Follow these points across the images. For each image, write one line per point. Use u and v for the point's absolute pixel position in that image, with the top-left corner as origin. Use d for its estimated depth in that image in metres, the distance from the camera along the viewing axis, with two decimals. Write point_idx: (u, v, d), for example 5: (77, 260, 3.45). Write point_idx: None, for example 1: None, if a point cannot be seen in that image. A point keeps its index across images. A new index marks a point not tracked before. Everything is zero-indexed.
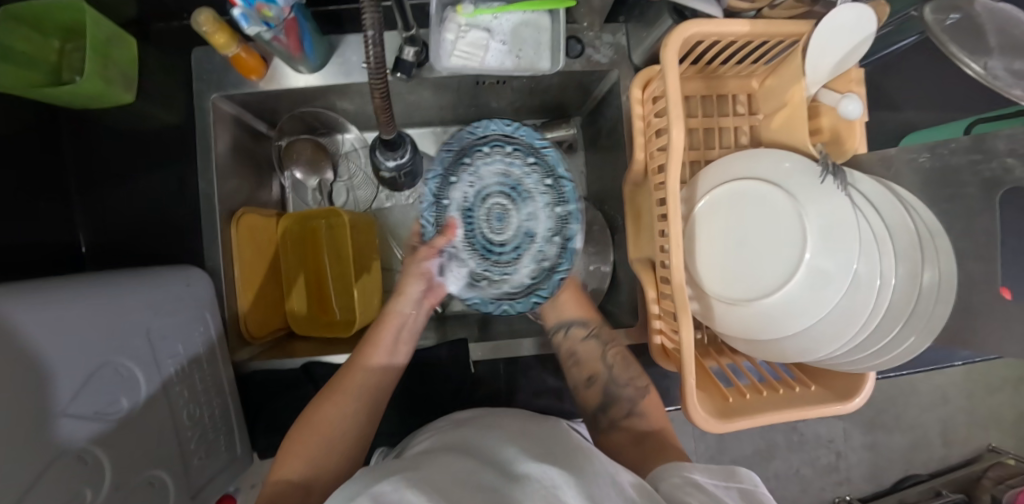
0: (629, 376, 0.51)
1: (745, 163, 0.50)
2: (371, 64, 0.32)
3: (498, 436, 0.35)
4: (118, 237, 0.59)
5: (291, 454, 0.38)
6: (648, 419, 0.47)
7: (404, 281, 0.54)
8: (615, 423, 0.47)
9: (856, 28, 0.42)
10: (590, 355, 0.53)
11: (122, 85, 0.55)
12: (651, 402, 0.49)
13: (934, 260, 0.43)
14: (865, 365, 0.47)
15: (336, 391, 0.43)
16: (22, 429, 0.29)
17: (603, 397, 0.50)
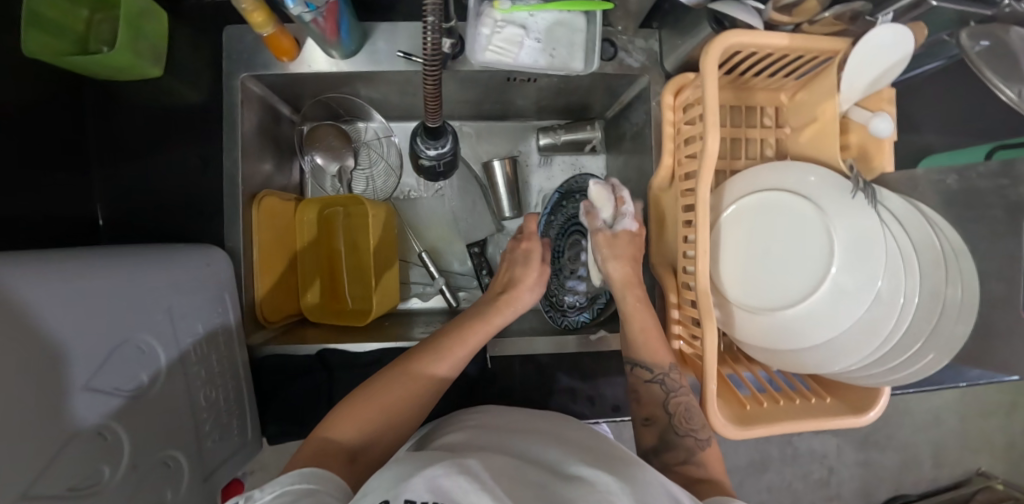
0: (692, 427, 0.47)
1: (774, 174, 0.51)
2: (426, 52, 0.33)
3: (532, 441, 0.36)
4: (136, 212, 0.58)
5: (350, 415, 0.39)
6: (706, 468, 0.45)
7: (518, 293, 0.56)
8: (670, 468, 0.46)
9: (892, 48, 0.43)
10: (651, 398, 0.50)
11: (150, 58, 0.55)
12: (711, 451, 0.47)
13: (958, 279, 0.43)
14: (881, 380, 0.47)
15: (409, 370, 0.44)
16: (50, 398, 0.28)
17: (659, 441, 0.48)
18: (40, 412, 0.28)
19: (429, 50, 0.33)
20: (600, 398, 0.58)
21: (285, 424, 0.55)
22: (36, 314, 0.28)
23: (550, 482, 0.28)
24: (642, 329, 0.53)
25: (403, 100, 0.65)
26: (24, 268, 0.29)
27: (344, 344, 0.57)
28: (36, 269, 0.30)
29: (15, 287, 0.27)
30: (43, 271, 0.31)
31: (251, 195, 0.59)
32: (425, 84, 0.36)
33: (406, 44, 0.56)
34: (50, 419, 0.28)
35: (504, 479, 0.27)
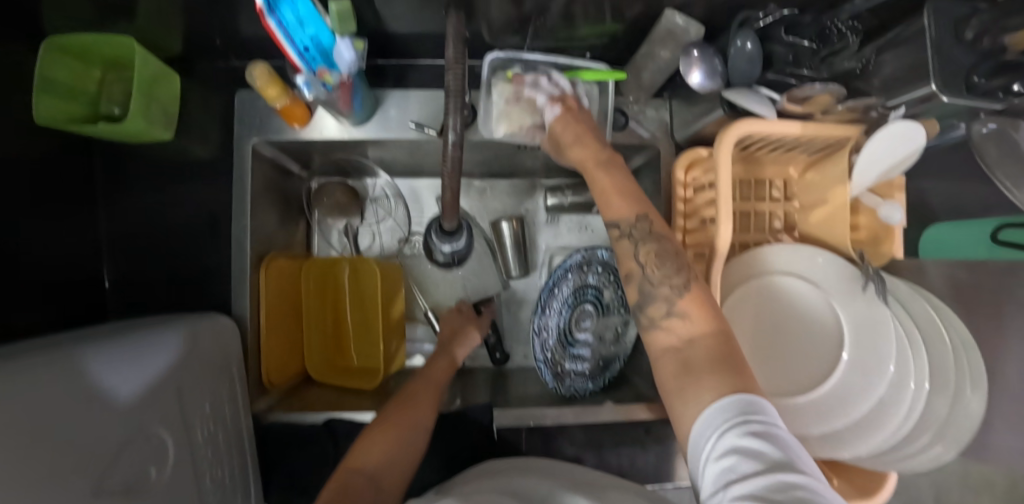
0: (666, 274, 0.41)
1: (784, 256, 0.51)
2: (446, 158, 0.36)
3: (541, 487, 0.37)
4: (143, 274, 0.58)
5: (364, 449, 0.40)
6: (690, 321, 0.38)
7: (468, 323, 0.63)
8: (655, 323, 0.40)
9: (905, 144, 0.44)
10: (624, 253, 0.43)
11: (161, 122, 0.54)
12: (694, 300, 0.39)
13: (969, 375, 0.43)
14: (891, 467, 0.47)
15: (410, 402, 0.48)
16: None
17: (639, 295, 0.42)
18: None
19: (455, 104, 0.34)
20: (607, 468, 0.58)
21: (290, 494, 0.55)
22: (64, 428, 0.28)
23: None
24: (604, 182, 0.45)
25: (412, 159, 0.65)
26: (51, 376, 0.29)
27: (350, 412, 0.57)
28: (61, 378, 0.30)
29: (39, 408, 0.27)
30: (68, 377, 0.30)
31: (259, 257, 0.59)
32: (445, 189, 0.38)
33: (418, 114, 0.56)
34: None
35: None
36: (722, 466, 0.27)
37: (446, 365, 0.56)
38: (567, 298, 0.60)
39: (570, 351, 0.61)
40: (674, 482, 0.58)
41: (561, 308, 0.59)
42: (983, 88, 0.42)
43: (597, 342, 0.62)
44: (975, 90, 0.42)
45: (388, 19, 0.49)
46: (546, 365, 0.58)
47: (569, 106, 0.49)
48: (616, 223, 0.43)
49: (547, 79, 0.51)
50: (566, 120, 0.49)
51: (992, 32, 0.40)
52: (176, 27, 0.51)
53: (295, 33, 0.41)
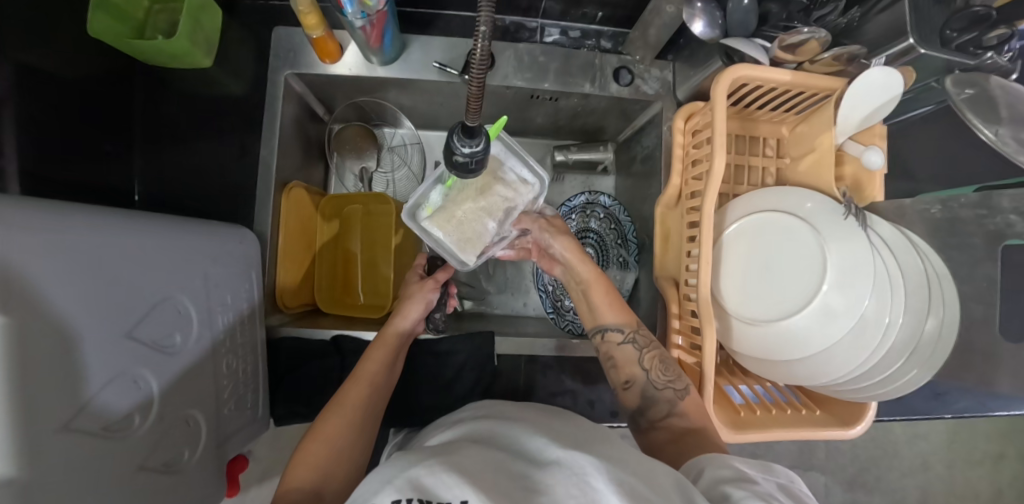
0: (669, 378, 0.50)
1: (776, 197, 0.55)
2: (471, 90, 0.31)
3: (523, 431, 0.41)
4: (169, 189, 0.61)
5: (301, 464, 0.41)
6: (688, 418, 0.47)
7: (406, 303, 0.56)
8: (656, 424, 0.48)
9: (886, 87, 0.48)
10: (627, 358, 0.52)
11: (204, 49, 0.59)
12: (691, 402, 0.48)
13: (940, 305, 0.47)
14: (867, 394, 0.50)
15: (337, 406, 0.45)
16: (89, 336, 0.31)
17: (643, 399, 0.50)
18: (87, 350, 0.31)
19: (477, 60, 0.27)
20: (600, 402, 0.60)
21: (293, 404, 0.57)
22: (82, 259, 0.31)
23: (532, 472, 0.33)
24: (602, 299, 0.55)
25: (433, 109, 0.70)
26: (74, 219, 0.32)
27: (356, 331, 0.59)
28: (90, 223, 0.33)
29: (81, 239, 0.31)
30: (97, 225, 0.33)
31: (282, 183, 0.62)
32: (469, 97, 0.32)
33: (441, 56, 0.61)
34: (95, 358, 0.31)
35: (488, 478, 0.31)
36: (723, 473, 0.37)
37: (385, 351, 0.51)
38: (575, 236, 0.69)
39: None
40: None
41: None
42: (954, 42, 0.47)
43: None
44: (949, 43, 0.48)
45: None
46: (547, 297, 0.64)
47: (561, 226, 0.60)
48: (622, 330, 0.53)
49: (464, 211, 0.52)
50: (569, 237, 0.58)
51: None
52: None
53: None
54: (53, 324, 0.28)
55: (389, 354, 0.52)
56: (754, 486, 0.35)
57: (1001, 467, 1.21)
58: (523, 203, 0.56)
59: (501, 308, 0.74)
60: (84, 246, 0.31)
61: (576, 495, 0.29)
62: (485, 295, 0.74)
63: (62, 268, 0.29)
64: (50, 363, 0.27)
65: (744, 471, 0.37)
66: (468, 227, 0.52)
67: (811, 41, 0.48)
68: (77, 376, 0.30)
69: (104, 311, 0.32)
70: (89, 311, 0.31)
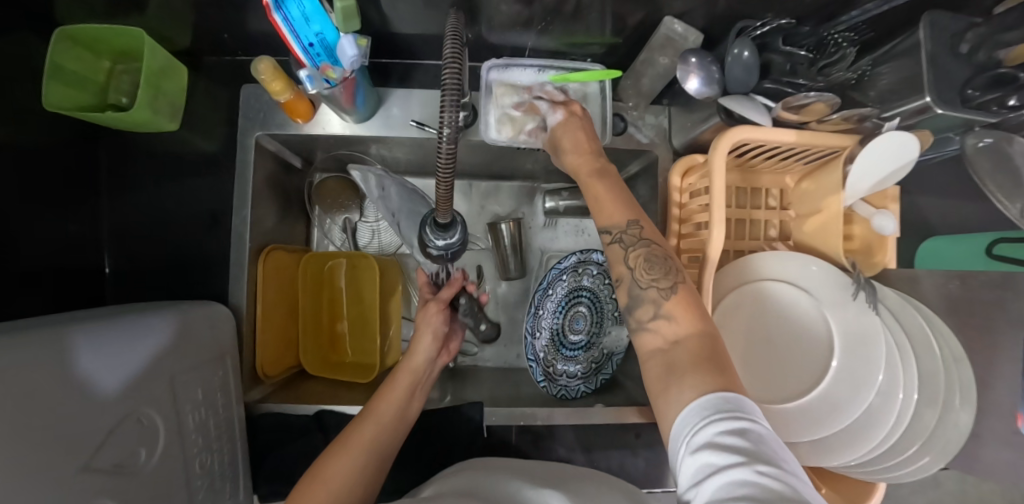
0: (655, 277, 0.39)
1: (778, 265, 0.51)
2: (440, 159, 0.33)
3: (505, 485, 0.39)
4: (141, 261, 0.59)
5: None
6: (678, 325, 0.36)
7: (418, 337, 0.51)
8: (642, 327, 0.38)
9: (901, 153, 0.44)
10: (614, 258, 0.42)
11: (167, 114, 0.55)
12: (680, 301, 0.37)
13: (957, 393, 0.44)
14: (878, 476, 0.47)
15: (346, 444, 0.41)
16: (41, 494, 0.29)
17: (628, 300, 0.40)
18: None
19: (443, 156, 0.32)
20: (596, 471, 0.58)
21: (278, 485, 0.55)
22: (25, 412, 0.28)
23: None
24: (596, 190, 0.43)
25: (415, 160, 0.66)
26: (16, 361, 0.29)
27: (340, 405, 0.57)
28: (34, 364, 0.30)
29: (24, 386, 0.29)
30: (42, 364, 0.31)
31: (259, 248, 0.60)
32: (439, 182, 0.35)
33: (419, 112, 0.57)
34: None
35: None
36: (699, 461, 0.26)
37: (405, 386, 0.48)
38: (564, 298, 0.63)
39: (565, 353, 0.62)
40: (663, 487, 0.59)
41: (556, 305, 0.62)
42: (976, 101, 0.43)
43: (593, 341, 0.63)
44: (970, 102, 0.43)
45: (392, 18, 0.50)
46: (537, 363, 0.60)
47: (572, 111, 0.48)
48: (606, 228, 0.42)
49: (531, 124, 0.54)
50: (567, 122, 0.48)
51: (987, 46, 0.41)
52: (186, 22, 0.52)
53: (301, 29, 0.43)
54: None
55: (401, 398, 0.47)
56: (737, 487, 0.23)
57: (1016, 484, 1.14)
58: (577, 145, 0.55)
59: (494, 361, 0.71)
60: (16, 392, 0.28)
61: None
62: (477, 349, 0.71)
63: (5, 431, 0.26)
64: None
65: (721, 447, 0.26)
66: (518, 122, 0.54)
67: (819, 103, 0.44)
68: None
69: (54, 458, 0.30)
70: (38, 467, 0.28)
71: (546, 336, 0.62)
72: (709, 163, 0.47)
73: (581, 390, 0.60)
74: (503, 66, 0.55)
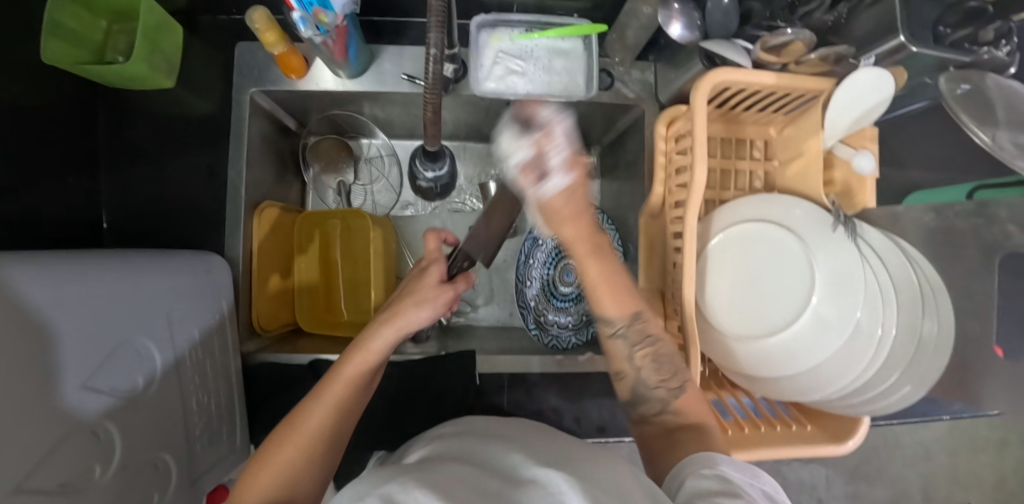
0: (663, 377, 0.42)
1: (760, 206, 0.52)
2: (428, 79, 0.37)
3: (502, 448, 0.36)
4: (139, 216, 0.60)
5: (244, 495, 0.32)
6: (683, 415, 0.41)
7: (402, 310, 0.41)
8: (653, 419, 0.42)
9: (878, 88, 0.45)
10: (616, 353, 0.44)
11: (164, 71, 0.57)
12: (689, 395, 0.42)
13: (934, 321, 0.45)
14: (860, 409, 0.48)
15: (293, 434, 0.35)
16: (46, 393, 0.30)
17: (634, 393, 0.44)
18: (52, 404, 0.30)
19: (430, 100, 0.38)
20: (586, 418, 0.59)
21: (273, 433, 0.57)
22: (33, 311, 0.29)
23: (506, 489, 0.28)
24: (592, 272, 0.41)
25: (407, 120, 0.68)
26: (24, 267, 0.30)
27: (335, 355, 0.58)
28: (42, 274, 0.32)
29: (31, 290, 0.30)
30: (52, 276, 0.32)
31: (254, 203, 0.61)
32: (426, 103, 0.39)
33: (411, 67, 0.58)
34: (62, 418, 0.31)
35: (453, 488, 0.26)
36: (704, 486, 0.31)
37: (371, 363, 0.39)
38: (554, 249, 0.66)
39: (557, 304, 0.64)
40: None
41: (546, 257, 0.64)
42: (948, 38, 0.45)
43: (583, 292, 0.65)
44: (942, 39, 0.46)
45: None
46: (529, 312, 0.62)
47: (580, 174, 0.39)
48: (610, 324, 0.42)
49: (517, 77, 0.56)
50: (573, 189, 0.38)
51: None
52: None
53: None
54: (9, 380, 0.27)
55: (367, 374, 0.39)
56: (733, 499, 0.28)
57: (1005, 455, 1.13)
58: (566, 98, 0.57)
59: (487, 320, 0.73)
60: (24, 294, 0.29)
61: None
62: (471, 308, 0.72)
63: (20, 325, 0.28)
64: (14, 427, 0.26)
65: (724, 480, 0.31)
66: (508, 75, 0.56)
67: (796, 42, 0.46)
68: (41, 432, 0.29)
69: (63, 363, 0.31)
70: (47, 369, 0.29)
71: (538, 287, 0.64)
72: (692, 104, 0.47)
73: (574, 340, 0.61)
74: (492, 25, 0.57)
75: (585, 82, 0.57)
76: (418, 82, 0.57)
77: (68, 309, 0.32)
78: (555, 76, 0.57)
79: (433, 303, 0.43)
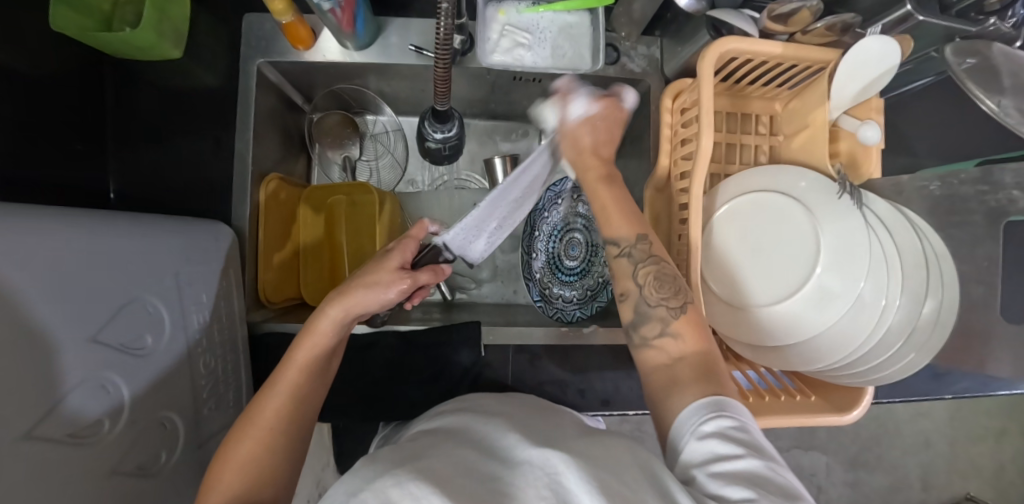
0: (663, 294, 0.40)
1: (763, 177, 0.53)
2: (438, 42, 0.38)
3: (497, 427, 0.36)
4: (147, 185, 0.60)
5: (208, 493, 0.32)
6: (683, 342, 0.38)
7: (352, 287, 0.41)
8: (649, 343, 0.40)
9: (883, 58, 0.45)
10: (621, 272, 0.43)
11: (172, 40, 0.57)
12: (687, 322, 0.40)
13: (940, 289, 0.45)
14: (864, 378, 0.48)
15: (251, 429, 0.35)
16: (57, 340, 0.30)
17: (634, 315, 0.41)
18: (60, 349, 0.30)
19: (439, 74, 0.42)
20: (591, 390, 0.60)
21: None
22: (43, 256, 0.29)
23: (502, 472, 0.27)
24: (604, 196, 0.45)
25: (413, 95, 0.68)
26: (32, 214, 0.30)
27: None
28: (53, 222, 0.32)
29: (43, 236, 0.30)
30: (57, 226, 0.32)
31: (260, 175, 0.61)
32: (436, 65, 0.41)
33: (418, 39, 0.58)
34: (70, 365, 0.31)
35: (452, 477, 0.25)
36: (705, 448, 0.29)
37: (318, 343, 0.39)
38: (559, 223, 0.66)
39: (562, 278, 0.65)
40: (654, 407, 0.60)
41: (550, 231, 0.66)
42: (954, 7, 0.46)
43: (589, 266, 0.65)
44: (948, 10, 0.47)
45: None
46: (533, 283, 0.65)
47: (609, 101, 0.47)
48: (616, 241, 0.43)
49: (523, 50, 0.56)
50: (592, 120, 0.47)
51: None
52: None
53: None
54: (22, 320, 0.27)
55: (317, 353, 0.39)
56: (740, 469, 0.27)
57: (1003, 443, 1.13)
58: (575, 73, 0.57)
59: (492, 296, 0.73)
60: (40, 239, 0.30)
61: (546, 498, 0.24)
62: (474, 285, 0.73)
63: (28, 270, 0.27)
64: (22, 368, 0.26)
65: (728, 437, 0.29)
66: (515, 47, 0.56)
67: (802, 10, 0.45)
68: (55, 372, 0.29)
69: (75, 310, 0.32)
70: (52, 316, 0.29)
71: (542, 260, 0.65)
72: (698, 74, 0.47)
73: (579, 314, 0.62)
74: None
75: (590, 56, 0.57)
76: (424, 54, 0.58)
77: (79, 259, 0.32)
78: (563, 50, 0.57)
79: (382, 280, 0.41)
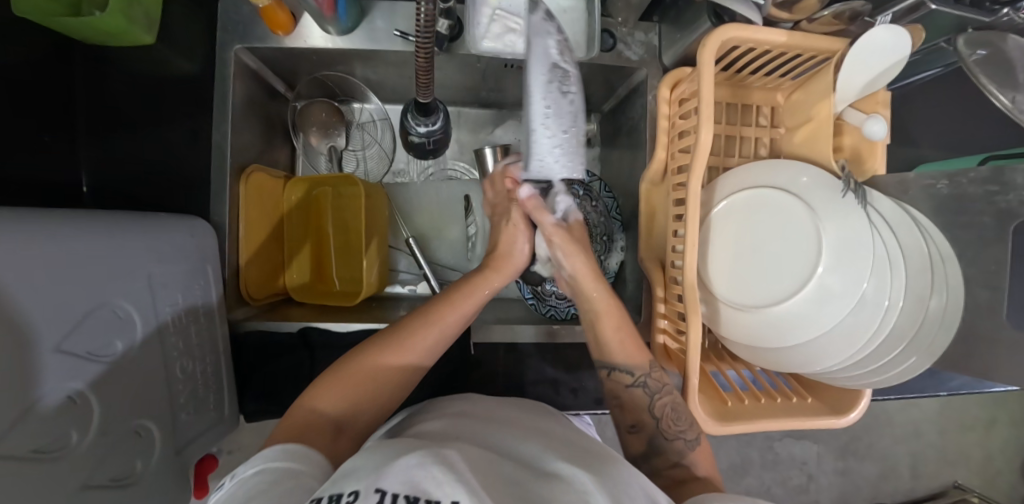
0: (680, 427, 0.45)
1: (765, 172, 0.51)
2: (419, 26, 0.35)
3: (508, 433, 0.34)
4: (121, 176, 0.57)
5: (334, 385, 0.39)
6: (694, 469, 0.43)
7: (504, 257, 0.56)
8: (662, 473, 0.44)
9: (892, 48, 0.43)
10: (637, 403, 0.48)
11: (143, 25, 0.53)
12: (700, 450, 0.45)
13: (944, 290, 0.44)
14: (863, 380, 0.47)
15: (392, 347, 0.42)
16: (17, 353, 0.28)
17: (648, 448, 0.46)
18: (25, 364, 0.28)
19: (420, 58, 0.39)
20: (583, 390, 0.58)
21: (263, 402, 0.56)
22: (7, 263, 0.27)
23: (528, 480, 0.26)
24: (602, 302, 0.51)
25: (400, 82, 0.65)
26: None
27: (327, 323, 0.58)
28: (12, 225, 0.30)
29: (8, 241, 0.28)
30: (18, 228, 0.30)
31: (240, 167, 0.58)
32: (416, 51, 0.38)
33: (404, 24, 0.55)
34: (32, 379, 0.29)
35: (484, 476, 0.24)
36: None
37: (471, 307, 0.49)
38: None
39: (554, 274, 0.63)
40: None
41: None
42: None
43: None
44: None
45: None
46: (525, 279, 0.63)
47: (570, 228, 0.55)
48: (632, 372, 0.48)
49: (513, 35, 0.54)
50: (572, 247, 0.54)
51: None
52: None
53: None
54: None
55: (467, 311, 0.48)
56: None
57: (991, 433, 1.14)
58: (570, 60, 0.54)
59: None
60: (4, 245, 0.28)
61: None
62: None
63: None
64: None
65: None
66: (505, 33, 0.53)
67: None
68: (15, 386, 0.28)
69: (39, 320, 0.30)
70: (9, 326, 0.27)
71: None
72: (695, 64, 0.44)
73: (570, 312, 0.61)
74: None
75: (585, 44, 0.54)
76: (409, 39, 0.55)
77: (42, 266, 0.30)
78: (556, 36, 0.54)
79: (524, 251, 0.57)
